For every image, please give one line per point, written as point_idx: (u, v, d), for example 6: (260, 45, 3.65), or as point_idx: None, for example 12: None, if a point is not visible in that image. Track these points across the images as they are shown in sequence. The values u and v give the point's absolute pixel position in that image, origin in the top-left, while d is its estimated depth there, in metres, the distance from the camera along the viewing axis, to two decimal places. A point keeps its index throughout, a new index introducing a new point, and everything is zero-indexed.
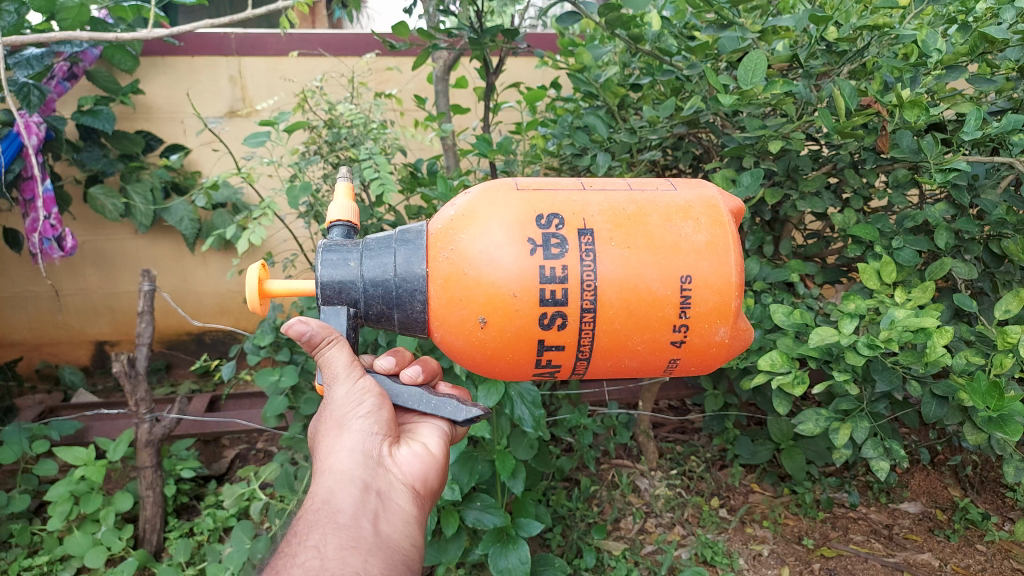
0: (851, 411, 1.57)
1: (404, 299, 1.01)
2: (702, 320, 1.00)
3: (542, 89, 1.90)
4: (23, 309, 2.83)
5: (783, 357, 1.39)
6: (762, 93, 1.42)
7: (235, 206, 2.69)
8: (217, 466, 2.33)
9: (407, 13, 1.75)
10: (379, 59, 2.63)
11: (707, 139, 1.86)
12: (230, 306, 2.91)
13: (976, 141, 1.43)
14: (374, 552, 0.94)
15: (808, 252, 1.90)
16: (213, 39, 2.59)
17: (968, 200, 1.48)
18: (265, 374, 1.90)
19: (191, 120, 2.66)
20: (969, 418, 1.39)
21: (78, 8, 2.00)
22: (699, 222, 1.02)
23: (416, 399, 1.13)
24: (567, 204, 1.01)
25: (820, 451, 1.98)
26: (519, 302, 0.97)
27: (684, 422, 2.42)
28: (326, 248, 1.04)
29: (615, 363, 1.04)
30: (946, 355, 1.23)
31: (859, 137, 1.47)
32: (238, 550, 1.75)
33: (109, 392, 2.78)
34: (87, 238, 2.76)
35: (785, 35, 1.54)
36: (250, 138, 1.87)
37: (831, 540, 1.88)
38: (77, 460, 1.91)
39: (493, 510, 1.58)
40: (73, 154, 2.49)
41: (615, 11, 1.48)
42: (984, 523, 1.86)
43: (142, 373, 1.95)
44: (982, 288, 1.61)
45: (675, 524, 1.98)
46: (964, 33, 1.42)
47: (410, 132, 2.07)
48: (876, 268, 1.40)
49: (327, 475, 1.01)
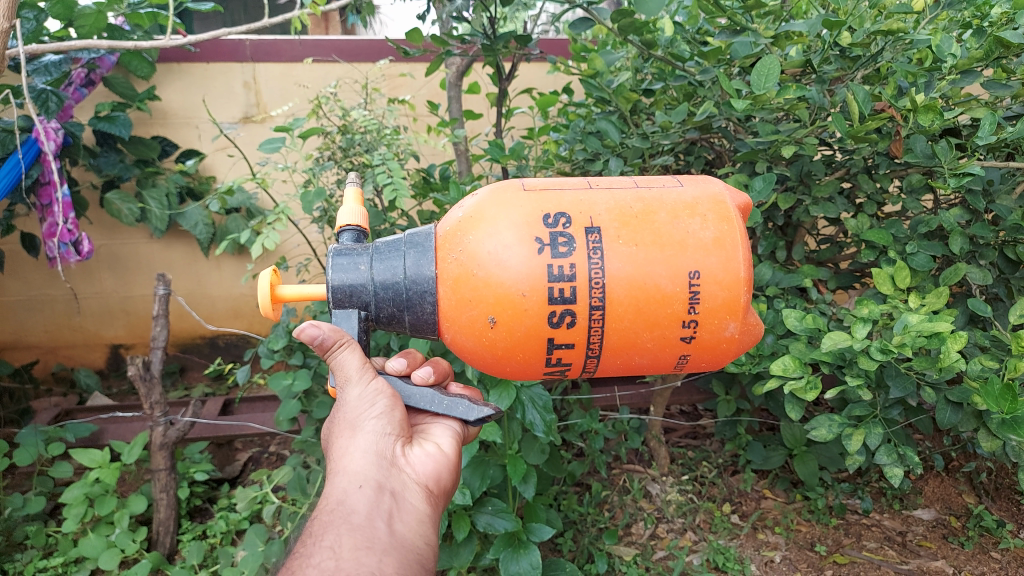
0: (864, 417, 1.56)
1: (414, 301, 1.03)
2: (712, 315, 1.00)
3: (555, 94, 1.90)
4: (39, 313, 2.86)
5: (795, 362, 1.39)
6: (775, 99, 1.42)
7: (248, 211, 2.71)
8: (230, 469, 2.34)
9: (421, 19, 1.76)
10: (392, 66, 2.65)
11: (719, 144, 1.86)
12: (243, 310, 2.93)
13: (990, 146, 1.43)
14: (389, 552, 0.94)
15: (821, 257, 1.90)
16: (228, 45, 2.62)
17: (984, 205, 1.46)
18: (278, 378, 1.91)
19: (205, 125, 2.68)
20: (983, 425, 1.39)
21: (95, 15, 2.04)
22: (706, 218, 1.01)
23: (428, 400, 1.13)
24: (574, 203, 1.01)
25: (833, 457, 1.97)
26: (528, 301, 0.97)
27: (696, 427, 2.41)
28: (337, 253, 1.05)
29: (625, 361, 1.05)
30: (960, 360, 1.23)
31: (873, 142, 1.47)
32: (251, 553, 1.76)
33: (123, 395, 2.80)
34: (102, 242, 2.79)
35: (798, 40, 1.54)
36: (265, 144, 1.88)
37: (844, 546, 1.88)
38: (92, 462, 1.93)
39: (505, 515, 1.58)
40: (89, 159, 2.51)
41: (628, 17, 1.49)
42: (999, 531, 1.85)
43: (157, 376, 1.96)
44: (996, 294, 1.60)
45: (686, 530, 1.97)
46: (979, 38, 1.41)
47: (422, 138, 2.08)
48: (890, 272, 1.40)
49: (341, 476, 1.01)
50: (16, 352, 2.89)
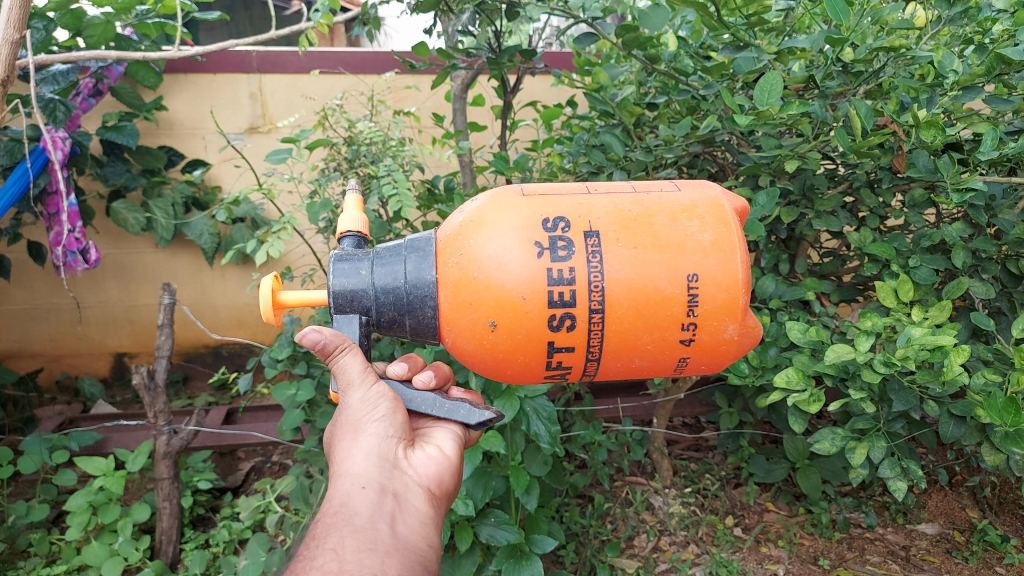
0: (867, 431, 1.56)
1: (415, 305, 1.03)
2: (711, 318, 1.01)
3: (559, 107, 1.91)
4: (44, 322, 2.87)
5: (798, 374, 1.39)
6: (778, 114, 1.43)
7: (254, 221, 2.72)
8: (233, 478, 2.35)
9: (427, 32, 1.77)
10: (398, 78, 2.68)
11: (722, 158, 1.87)
12: (247, 319, 2.95)
13: (991, 160, 1.43)
14: (392, 554, 0.94)
15: (824, 270, 1.90)
16: (235, 56, 2.64)
17: (986, 219, 1.46)
18: (282, 388, 1.91)
19: (212, 136, 2.70)
20: (987, 439, 1.38)
21: (104, 25, 2.06)
22: (704, 221, 1.02)
23: (430, 404, 1.14)
24: (573, 207, 1.02)
25: (835, 470, 1.97)
26: (528, 304, 0.98)
27: (698, 440, 2.41)
28: (339, 258, 1.06)
29: (626, 364, 1.05)
30: (963, 374, 1.24)
31: (876, 157, 1.48)
32: (254, 563, 1.77)
33: (127, 404, 2.81)
34: (108, 251, 2.80)
35: (801, 55, 1.55)
36: (271, 155, 1.90)
37: (847, 560, 1.87)
38: (96, 470, 1.94)
39: (507, 527, 1.58)
40: (96, 169, 2.53)
41: (632, 33, 1.50)
42: (1004, 546, 1.84)
43: (161, 385, 1.97)
44: (1000, 308, 1.60)
45: (689, 543, 1.97)
46: (980, 54, 1.42)
47: (428, 150, 2.09)
48: (893, 286, 1.40)
49: (344, 478, 1.02)
50: (21, 360, 2.90)
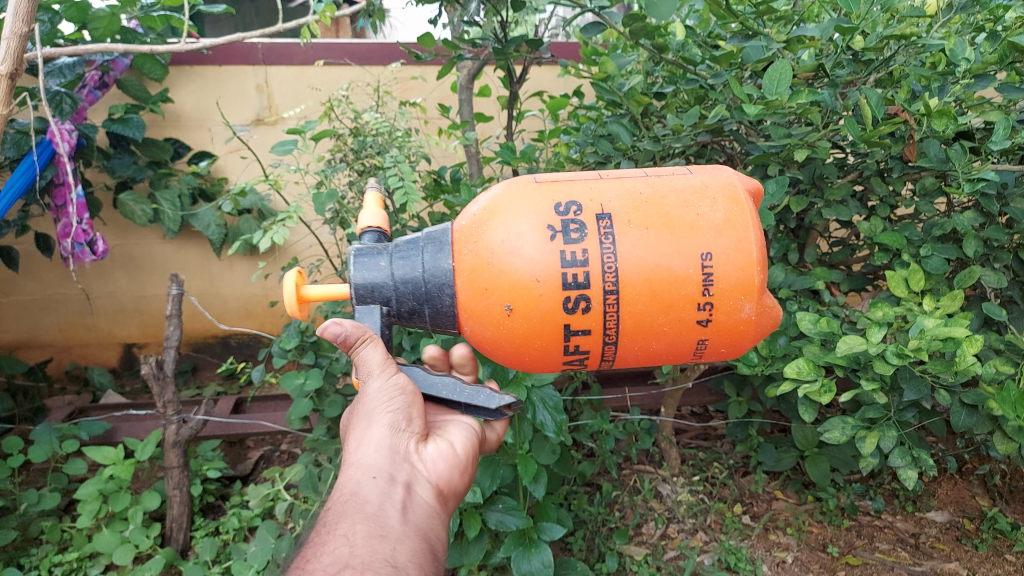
0: (877, 418, 1.55)
1: (433, 293, 1.03)
2: (727, 296, 0.99)
3: (566, 97, 1.89)
4: (53, 313, 2.89)
5: (809, 364, 1.39)
6: (787, 102, 1.41)
7: (261, 212, 2.73)
8: (242, 467, 2.37)
9: (432, 22, 1.76)
10: (404, 69, 2.67)
11: (730, 147, 1.86)
12: (255, 310, 2.95)
13: (1005, 148, 1.41)
14: (403, 540, 0.95)
15: (833, 259, 1.89)
16: (241, 48, 2.63)
17: (998, 208, 1.45)
18: (290, 377, 1.91)
19: (219, 128, 2.70)
20: (1000, 427, 1.38)
21: (109, 16, 2.05)
22: (716, 200, 1.02)
23: (449, 389, 1.15)
24: (585, 191, 1.02)
25: (845, 459, 1.96)
26: (542, 287, 0.97)
27: (706, 428, 2.41)
28: (359, 252, 1.06)
29: (642, 346, 1.04)
30: (975, 363, 1.23)
31: (887, 145, 1.46)
32: (262, 549, 1.78)
33: (136, 393, 2.83)
34: (115, 242, 2.81)
35: (810, 43, 1.53)
36: (277, 146, 1.89)
37: (857, 548, 1.87)
38: (105, 458, 1.95)
39: (515, 513, 1.58)
40: (103, 160, 2.53)
41: (640, 21, 1.49)
42: (1014, 534, 1.84)
43: (170, 375, 1.98)
44: (1011, 297, 1.59)
45: (698, 530, 1.97)
46: (993, 41, 1.41)
47: (434, 141, 2.07)
48: (904, 276, 1.39)
49: (355, 467, 1.02)
50: (32, 350, 2.91)
